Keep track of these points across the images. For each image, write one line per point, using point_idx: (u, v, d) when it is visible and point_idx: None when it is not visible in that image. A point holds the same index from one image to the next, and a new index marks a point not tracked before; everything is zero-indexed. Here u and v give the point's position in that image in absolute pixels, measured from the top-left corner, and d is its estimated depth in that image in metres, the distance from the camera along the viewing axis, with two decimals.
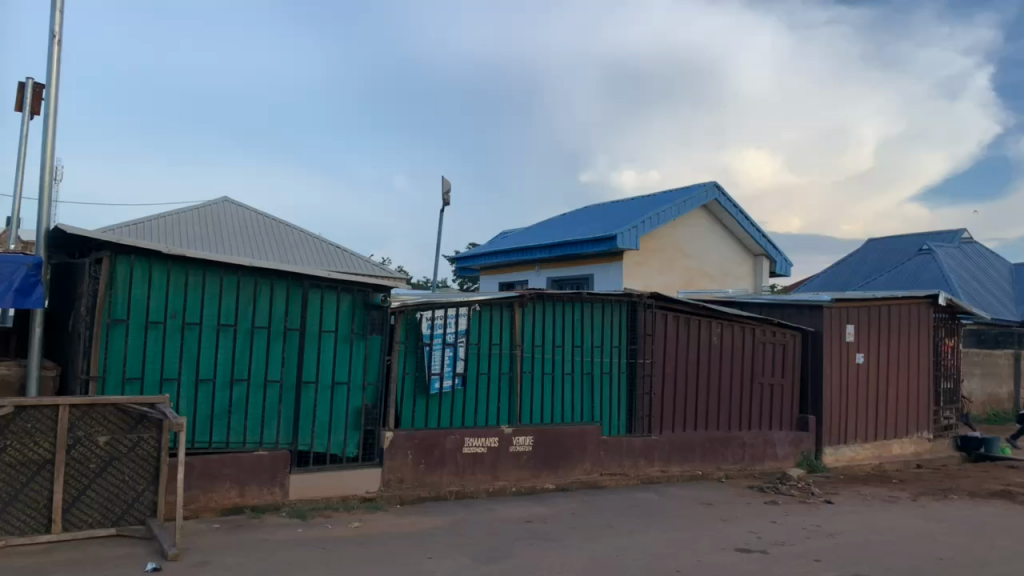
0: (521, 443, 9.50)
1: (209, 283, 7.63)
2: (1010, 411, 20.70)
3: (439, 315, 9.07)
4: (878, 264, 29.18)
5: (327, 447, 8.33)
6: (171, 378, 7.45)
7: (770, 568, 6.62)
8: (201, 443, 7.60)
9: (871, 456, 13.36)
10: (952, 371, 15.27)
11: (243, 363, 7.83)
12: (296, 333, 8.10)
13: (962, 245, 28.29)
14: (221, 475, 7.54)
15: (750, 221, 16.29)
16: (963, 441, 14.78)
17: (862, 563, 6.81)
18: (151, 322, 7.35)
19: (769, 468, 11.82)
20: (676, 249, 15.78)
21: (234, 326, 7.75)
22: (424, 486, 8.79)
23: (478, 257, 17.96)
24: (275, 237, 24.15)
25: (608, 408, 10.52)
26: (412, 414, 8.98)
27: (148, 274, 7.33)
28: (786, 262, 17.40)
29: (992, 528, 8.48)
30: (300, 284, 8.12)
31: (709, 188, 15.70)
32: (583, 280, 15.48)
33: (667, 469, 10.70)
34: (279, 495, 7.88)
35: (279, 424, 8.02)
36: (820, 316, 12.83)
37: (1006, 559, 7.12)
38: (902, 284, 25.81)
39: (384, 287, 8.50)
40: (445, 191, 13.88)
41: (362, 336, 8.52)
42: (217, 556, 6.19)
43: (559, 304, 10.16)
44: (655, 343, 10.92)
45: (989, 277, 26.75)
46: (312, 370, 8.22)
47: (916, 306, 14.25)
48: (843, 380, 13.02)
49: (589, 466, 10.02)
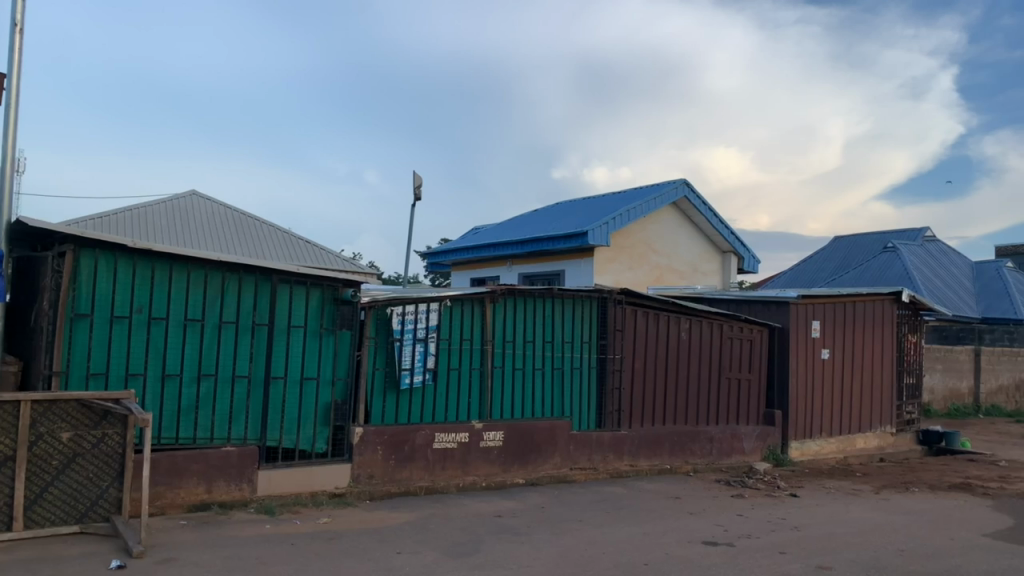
0: (492, 438, 9.53)
1: (176, 278, 7.54)
2: (971, 406, 21.18)
3: (410, 311, 9.05)
4: (843, 262, 29.65)
5: (297, 442, 8.27)
6: (137, 373, 7.35)
7: (734, 560, 6.73)
8: (167, 439, 7.53)
9: (836, 451, 13.60)
10: (915, 367, 15.55)
11: (211, 358, 7.75)
12: (265, 328, 8.04)
13: (925, 243, 28.85)
14: (188, 471, 7.47)
15: (719, 219, 16.47)
16: (925, 435, 15.09)
17: (826, 555, 6.93)
18: (117, 316, 7.25)
19: (736, 462, 11.97)
20: (645, 245, 15.89)
21: (201, 321, 7.67)
22: (394, 481, 8.78)
23: (449, 253, 17.91)
24: (245, 231, 23.84)
25: (578, 402, 10.58)
26: (383, 410, 8.95)
27: (113, 268, 7.22)
28: (754, 259, 17.60)
29: (952, 521, 8.68)
30: (269, 279, 8.04)
31: (679, 184, 15.84)
32: (554, 276, 15.54)
33: (636, 464, 10.81)
34: (248, 491, 7.83)
35: (247, 419, 7.95)
36: (787, 312, 12.99)
37: (965, 550, 7.29)
38: (868, 281, 26.27)
39: (354, 282, 8.48)
40: (416, 186, 13.82)
41: (332, 331, 8.48)
42: (183, 553, 6.13)
43: (530, 300, 10.19)
44: (625, 339, 10.99)
45: (951, 275, 27.27)
46: (281, 366, 8.17)
47: (880, 303, 14.51)
48: (809, 375, 13.21)
49: (558, 461, 10.07)
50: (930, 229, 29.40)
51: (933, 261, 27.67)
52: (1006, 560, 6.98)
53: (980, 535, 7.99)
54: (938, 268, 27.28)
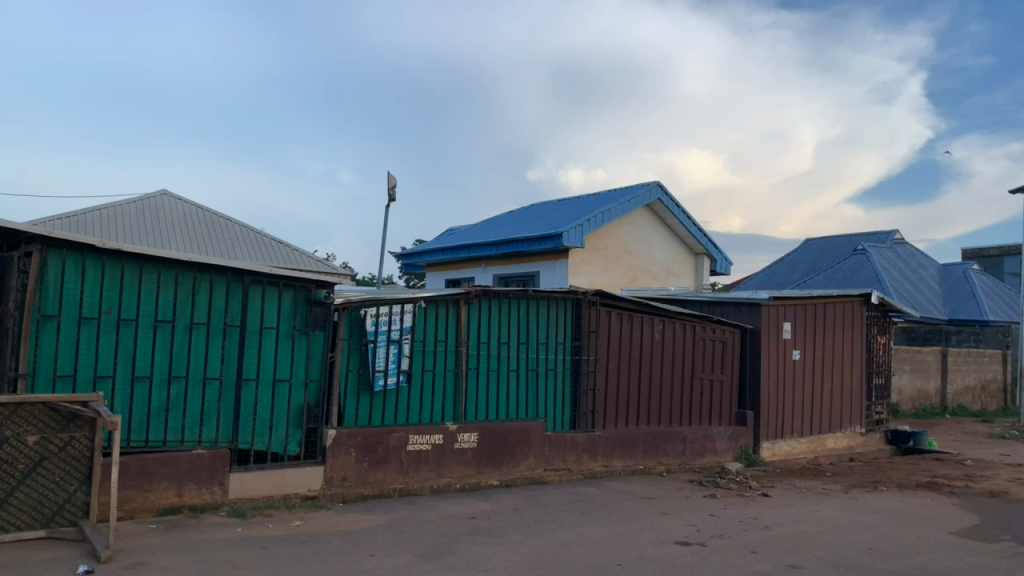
0: (466, 440, 9.53)
1: (146, 278, 7.45)
2: (938, 406, 21.54)
3: (384, 312, 9.02)
4: (814, 264, 30.05)
5: (269, 445, 8.22)
6: (105, 375, 7.24)
7: (707, 559, 6.79)
8: (137, 442, 7.42)
9: (807, 450, 13.76)
10: (884, 367, 15.77)
11: (182, 361, 7.67)
12: (236, 330, 7.96)
13: (894, 245, 29.33)
14: (157, 475, 7.39)
15: (692, 221, 16.59)
16: (894, 435, 15.32)
17: (797, 554, 7.01)
18: (85, 318, 7.14)
19: (708, 463, 12.06)
20: (619, 247, 15.97)
21: (172, 322, 7.58)
22: (367, 484, 8.73)
23: (424, 254, 17.86)
24: (217, 231, 23.55)
25: (552, 403, 10.62)
26: (356, 412, 8.91)
27: (81, 269, 7.11)
28: (726, 261, 17.76)
29: (918, 519, 8.84)
30: (241, 279, 7.97)
31: (652, 187, 15.94)
32: (529, 278, 15.57)
33: (609, 464, 10.86)
34: (218, 494, 7.75)
35: (218, 422, 7.88)
36: (758, 314, 13.11)
37: (931, 548, 7.44)
38: (838, 283, 26.69)
39: (327, 283, 8.42)
40: (391, 186, 13.77)
41: (305, 332, 8.42)
42: (154, 557, 6.06)
43: (505, 301, 10.19)
44: (599, 340, 11.04)
45: (919, 276, 27.72)
46: (253, 367, 8.09)
47: (850, 304, 14.69)
48: (780, 376, 13.35)
49: (532, 462, 10.08)
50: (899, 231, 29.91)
51: (901, 263, 28.15)
52: (971, 557, 7.12)
53: (947, 533, 8.13)
54: (907, 269, 27.76)
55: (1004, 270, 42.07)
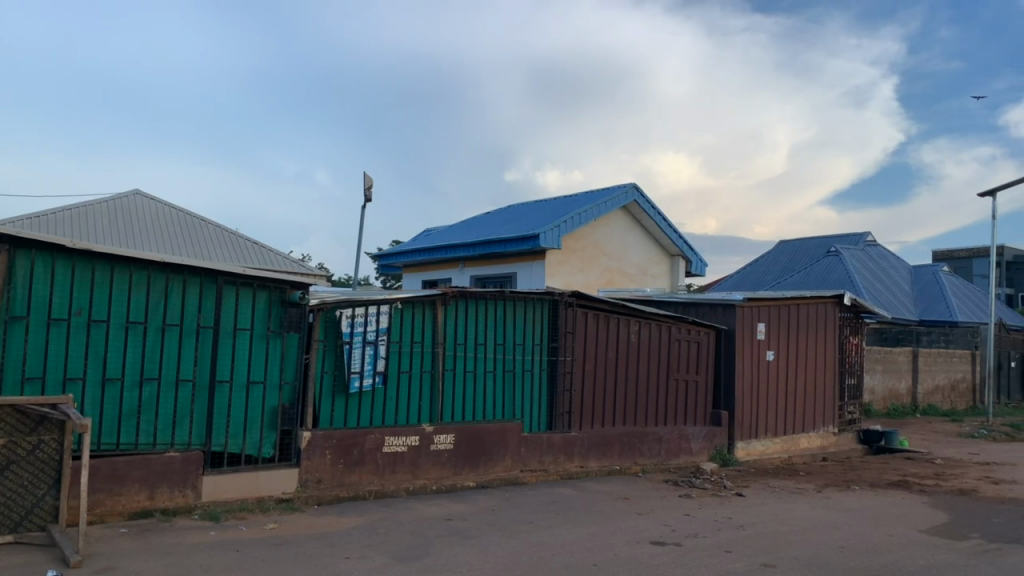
0: (442, 441, 9.50)
1: (117, 279, 7.34)
2: (909, 406, 21.84)
3: (360, 313, 8.98)
4: (788, 265, 30.37)
5: (243, 447, 8.15)
6: (75, 377, 7.13)
7: (681, 559, 6.82)
8: (107, 444, 7.34)
9: (781, 450, 13.90)
10: (856, 367, 15.97)
11: (154, 362, 7.58)
12: (210, 331, 7.88)
13: (866, 247, 29.70)
14: (129, 478, 7.30)
15: (667, 222, 16.69)
16: (866, 435, 15.51)
17: (771, 553, 7.07)
18: (54, 319, 7.02)
19: (684, 463, 12.13)
20: (596, 248, 16.02)
21: (144, 323, 7.49)
22: (343, 486, 8.67)
23: (400, 255, 17.81)
24: (189, 231, 23.27)
25: (529, 405, 10.64)
26: (331, 414, 8.87)
27: (50, 269, 6.99)
28: (701, 262, 17.88)
29: (888, 518, 8.94)
30: (215, 280, 7.89)
31: (629, 189, 16.01)
32: (506, 279, 15.57)
33: (585, 465, 10.89)
34: (191, 497, 7.67)
35: (191, 424, 7.80)
36: (733, 315, 13.21)
37: (902, 546, 7.53)
38: (811, 285, 26.99)
39: (302, 284, 8.36)
40: (367, 186, 13.71)
41: (279, 333, 8.35)
42: (124, 562, 5.98)
43: (481, 302, 10.18)
44: (576, 341, 11.07)
45: (890, 278, 28.12)
46: (226, 369, 8.01)
47: (823, 305, 14.86)
48: (754, 376, 13.47)
49: (509, 463, 10.09)
50: (870, 233, 30.33)
51: (873, 265, 28.52)
52: (941, 554, 7.23)
53: (917, 531, 8.25)
54: (879, 271, 28.13)
55: (973, 271, 42.90)
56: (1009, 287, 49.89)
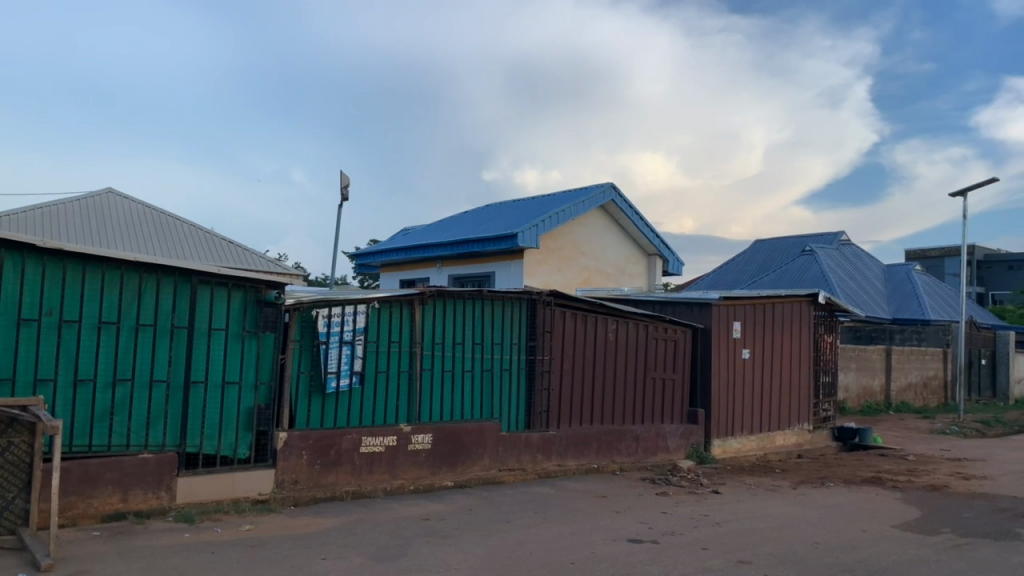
0: (420, 441, 9.47)
1: (89, 279, 7.24)
2: (883, 403, 22.11)
3: (336, 312, 8.93)
4: (763, 265, 30.63)
5: (218, 449, 8.07)
6: (46, 378, 7.02)
7: (658, 557, 6.84)
8: (79, 446, 7.23)
9: (756, 448, 14.01)
10: (830, 365, 16.13)
11: (127, 363, 7.48)
12: (184, 331, 7.81)
13: (840, 247, 30.03)
14: (102, 480, 7.20)
15: (644, 221, 16.76)
16: (840, 432, 15.68)
17: (747, 550, 7.12)
18: (25, 319, 6.91)
19: (660, 461, 12.19)
20: (573, 247, 16.05)
21: (117, 324, 7.40)
22: (319, 486, 8.63)
23: (378, 254, 17.75)
24: (164, 230, 23.04)
25: (506, 404, 10.64)
26: (308, 414, 8.81)
27: (20, 269, 6.88)
28: (678, 261, 17.98)
29: (863, 513, 9.05)
30: (189, 280, 7.81)
31: (606, 188, 16.06)
32: (484, 278, 15.56)
33: (563, 463, 10.92)
34: (166, 499, 7.60)
35: (165, 425, 7.71)
36: (708, 314, 13.30)
37: (876, 541, 7.62)
38: (785, 284, 27.24)
39: (277, 283, 8.29)
40: (343, 185, 13.64)
41: (255, 333, 8.28)
42: (97, 565, 5.90)
43: (459, 302, 10.17)
44: (554, 340, 11.08)
45: (864, 277, 28.44)
46: (201, 369, 7.94)
47: (798, 304, 15.00)
48: (730, 374, 13.56)
49: (487, 463, 10.09)
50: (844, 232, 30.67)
51: (847, 264, 28.85)
52: (913, 549, 7.33)
53: (889, 527, 8.36)
54: (852, 270, 28.44)
55: (945, 270, 43.60)
56: (980, 285, 50.73)
